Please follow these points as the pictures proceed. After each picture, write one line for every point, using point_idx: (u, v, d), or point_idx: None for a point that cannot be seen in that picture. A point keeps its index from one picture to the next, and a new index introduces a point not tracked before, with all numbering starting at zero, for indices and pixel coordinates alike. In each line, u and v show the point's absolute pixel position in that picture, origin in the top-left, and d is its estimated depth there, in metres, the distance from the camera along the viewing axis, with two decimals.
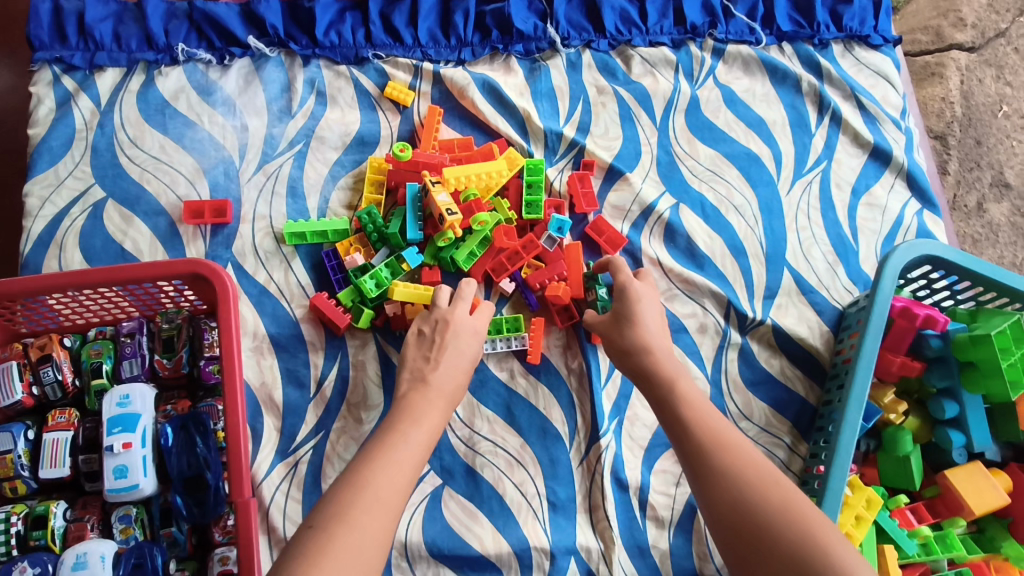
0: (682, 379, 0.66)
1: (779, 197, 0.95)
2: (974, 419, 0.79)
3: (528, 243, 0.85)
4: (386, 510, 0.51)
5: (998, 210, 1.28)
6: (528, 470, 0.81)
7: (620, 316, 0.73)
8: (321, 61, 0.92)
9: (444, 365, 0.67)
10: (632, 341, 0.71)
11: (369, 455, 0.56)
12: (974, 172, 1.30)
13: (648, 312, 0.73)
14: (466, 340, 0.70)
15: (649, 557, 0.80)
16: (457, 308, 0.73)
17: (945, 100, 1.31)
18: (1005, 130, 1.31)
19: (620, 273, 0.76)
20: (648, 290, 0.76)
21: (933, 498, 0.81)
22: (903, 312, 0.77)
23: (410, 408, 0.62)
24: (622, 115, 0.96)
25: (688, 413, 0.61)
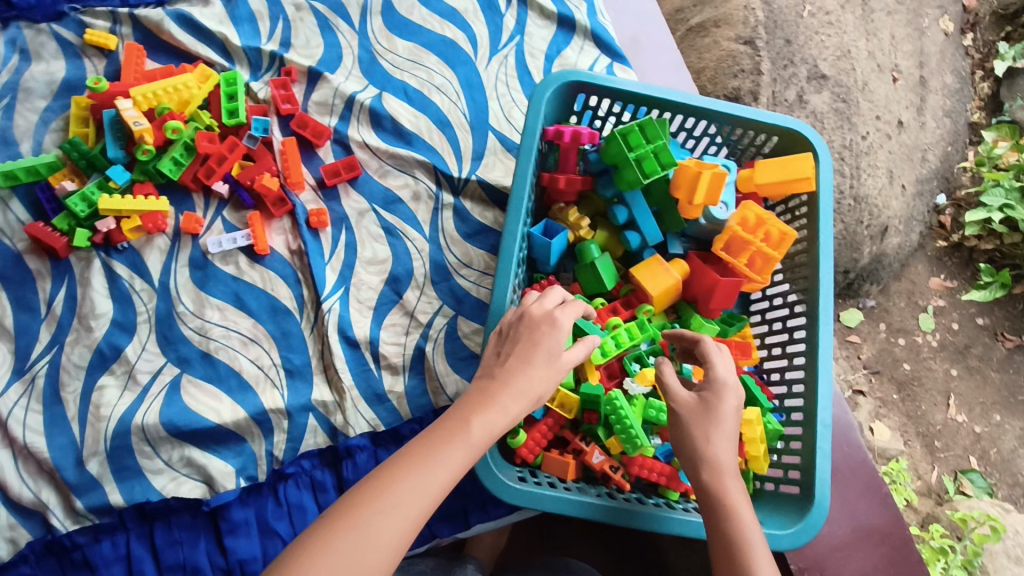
0: (736, 481, 0.60)
1: (478, 72, 1.04)
2: (641, 217, 0.89)
3: (231, 145, 0.92)
4: (407, 528, 0.49)
5: (819, 99, 1.34)
6: (262, 345, 0.88)
7: (705, 413, 0.63)
8: (21, 22, 0.97)
9: (507, 377, 0.60)
10: (710, 447, 0.61)
11: (412, 465, 0.52)
12: (790, 69, 1.34)
13: (730, 410, 0.64)
14: (519, 382, 0.60)
15: (387, 402, 0.87)
16: (565, 312, 0.66)
17: (746, 8, 1.35)
18: (812, 28, 1.38)
19: (710, 365, 0.67)
20: (734, 384, 0.66)
21: (628, 295, 0.91)
22: (555, 133, 0.86)
23: (482, 405, 0.57)
24: (321, 25, 1.04)
25: (749, 541, 0.57)
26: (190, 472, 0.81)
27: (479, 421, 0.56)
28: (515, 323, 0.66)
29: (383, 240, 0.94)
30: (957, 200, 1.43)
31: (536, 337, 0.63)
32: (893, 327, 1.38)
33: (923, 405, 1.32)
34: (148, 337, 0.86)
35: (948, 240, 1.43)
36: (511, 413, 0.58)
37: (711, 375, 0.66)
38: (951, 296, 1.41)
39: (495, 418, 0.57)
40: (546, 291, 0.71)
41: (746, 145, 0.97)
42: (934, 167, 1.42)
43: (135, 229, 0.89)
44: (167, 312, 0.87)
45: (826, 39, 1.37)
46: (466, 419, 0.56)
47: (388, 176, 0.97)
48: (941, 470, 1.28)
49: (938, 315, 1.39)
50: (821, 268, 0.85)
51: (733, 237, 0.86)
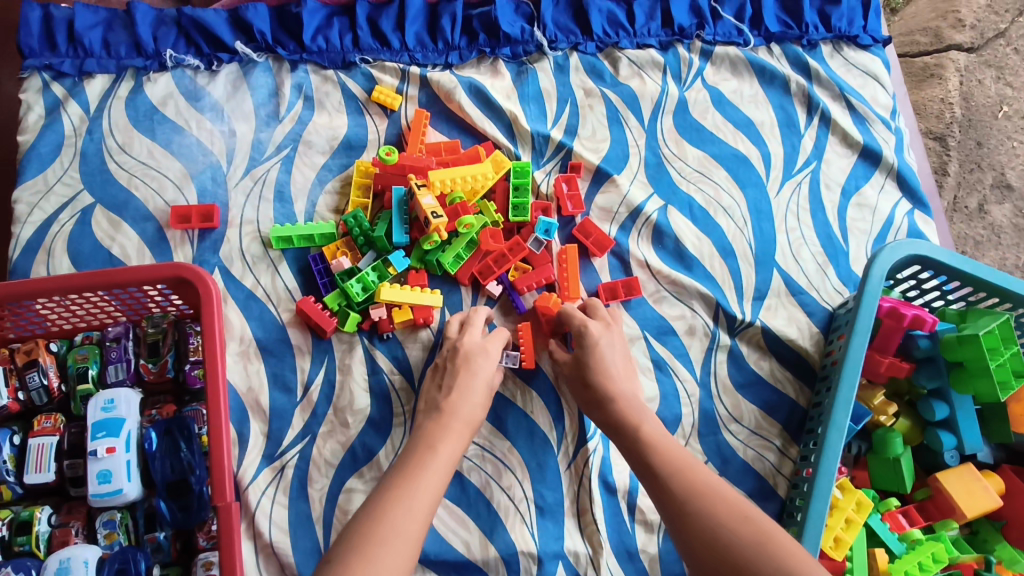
0: (631, 402, 0.72)
1: (768, 197, 0.95)
2: (964, 420, 0.78)
3: (515, 246, 0.85)
4: (414, 542, 0.54)
5: (1000, 211, 1.28)
6: (516, 473, 0.80)
7: (579, 366, 0.77)
8: (309, 65, 0.92)
9: (449, 413, 0.69)
10: (601, 387, 0.74)
11: (381, 503, 0.57)
12: (975, 173, 1.29)
13: (607, 356, 0.76)
14: (467, 404, 0.71)
15: (638, 561, 0.79)
16: (495, 341, 0.77)
17: (945, 101, 1.30)
18: (1005, 132, 1.31)
19: (571, 319, 0.79)
20: (609, 331, 0.79)
21: (924, 500, 0.80)
22: (892, 312, 0.77)
23: (428, 437, 0.66)
24: (610, 117, 0.96)
25: (665, 460, 0.64)
26: None
27: (445, 447, 0.65)
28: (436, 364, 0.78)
29: (651, 374, 0.86)
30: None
31: (459, 365, 0.74)
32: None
33: None
34: (401, 442, 0.80)
35: None
36: (456, 441, 0.67)
37: (574, 323, 0.79)
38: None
39: (453, 445, 0.66)
40: (472, 312, 0.80)
41: None
42: None
43: (402, 320, 0.82)
44: None
45: (1018, 146, 1.31)
46: (431, 447, 0.65)
47: (663, 303, 0.89)
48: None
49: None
50: None
51: None
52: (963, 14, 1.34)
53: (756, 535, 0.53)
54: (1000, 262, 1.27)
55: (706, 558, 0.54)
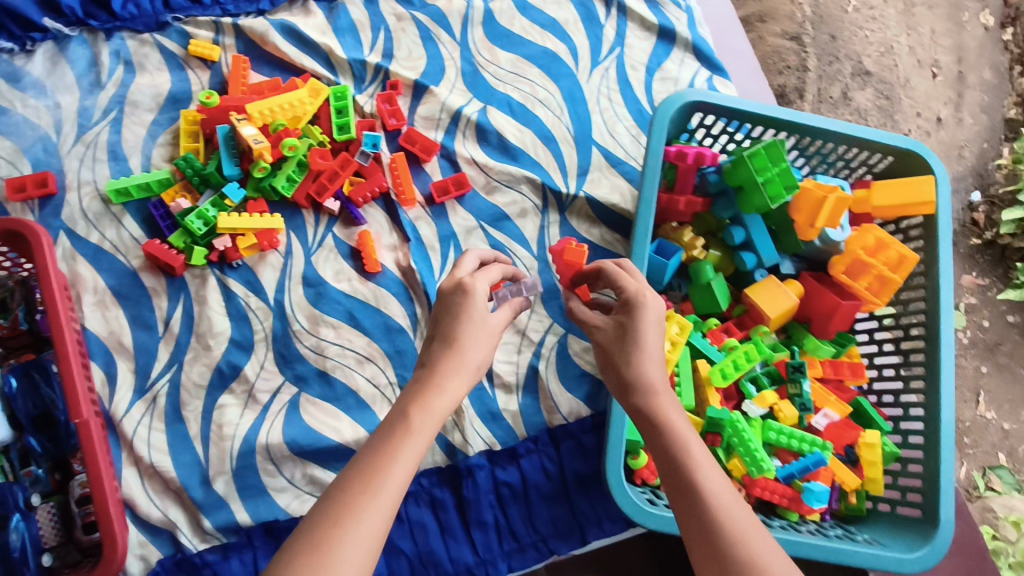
0: (668, 397, 0.60)
1: (580, 85, 1.04)
2: (759, 239, 0.89)
3: (344, 162, 0.91)
4: (378, 533, 0.48)
5: (863, 95, 1.41)
6: (378, 363, 0.88)
7: (621, 334, 0.64)
8: (124, 33, 0.97)
9: (439, 371, 0.59)
10: (633, 371, 0.61)
11: (352, 499, 0.49)
12: (835, 65, 1.42)
13: (652, 326, 0.63)
14: (470, 351, 0.60)
15: (501, 419, 0.88)
16: (478, 278, 0.65)
17: (792, 4, 1.44)
18: (856, 24, 1.45)
19: (621, 283, 0.67)
20: (661, 304, 0.65)
21: (741, 316, 0.91)
22: (677, 154, 0.86)
23: (421, 395, 0.57)
24: (422, 36, 1.03)
25: (696, 462, 0.54)
26: (314, 490, 0.82)
27: (417, 409, 0.56)
28: (433, 314, 0.65)
29: None
30: (992, 198, 1.38)
31: (458, 310, 0.62)
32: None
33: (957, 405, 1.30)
34: (265, 356, 0.86)
35: (981, 238, 1.38)
36: (452, 391, 0.58)
37: (629, 291, 0.66)
38: (982, 295, 1.36)
39: (434, 398, 0.57)
40: (460, 258, 0.72)
41: (858, 164, 0.95)
42: (971, 164, 1.41)
43: (249, 246, 0.88)
44: (284, 331, 0.87)
45: (870, 34, 1.45)
46: (404, 414, 0.55)
47: (495, 193, 0.96)
48: (970, 467, 1.27)
49: (969, 313, 1.34)
50: (941, 291, 0.85)
51: (854, 261, 0.87)
52: None
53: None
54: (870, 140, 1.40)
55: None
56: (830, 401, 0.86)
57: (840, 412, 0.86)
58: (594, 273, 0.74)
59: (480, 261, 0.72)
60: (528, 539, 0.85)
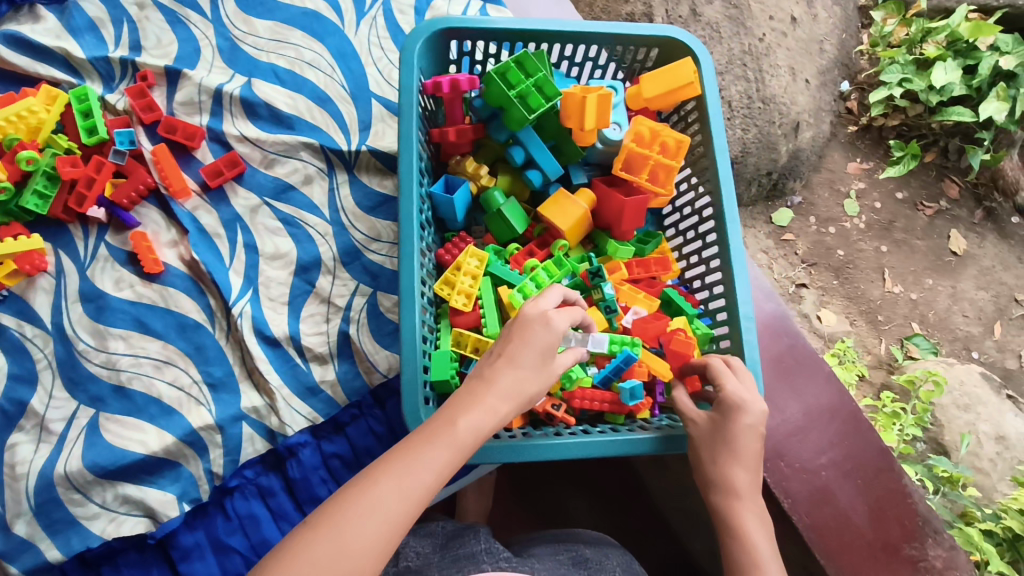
0: (747, 503, 0.66)
1: (348, 39, 1.00)
2: (539, 153, 0.87)
3: (98, 164, 0.86)
4: (392, 534, 0.48)
5: (712, 9, 1.30)
6: (178, 364, 0.84)
7: (716, 435, 0.69)
8: None
9: (492, 383, 0.57)
10: (720, 471, 0.67)
11: (390, 478, 0.49)
12: None
13: (742, 429, 0.68)
14: (527, 379, 0.58)
15: (320, 393, 0.85)
16: (560, 314, 0.62)
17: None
18: None
19: (725, 390, 0.71)
20: (755, 400, 0.71)
21: (542, 234, 0.90)
22: (433, 87, 0.84)
23: (470, 403, 0.55)
24: (170, 20, 0.98)
25: (760, 558, 0.61)
26: (130, 509, 0.78)
27: (467, 420, 0.54)
28: (507, 330, 0.62)
29: (282, 233, 0.91)
30: (860, 85, 1.45)
31: (529, 334, 0.60)
32: (821, 219, 1.38)
33: (861, 284, 1.34)
34: (53, 384, 0.82)
35: (857, 124, 1.45)
36: (497, 415, 0.56)
37: (726, 394, 0.70)
38: (870, 177, 1.42)
39: (482, 417, 0.55)
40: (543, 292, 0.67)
41: (629, 61, 0.96)
42: (834, 56, 1.40)
43: (11, 275, 0.83)
44: (68, 354, 0.82)
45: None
46: (453, 419, 0.54)
47: (274, 165, 0.93)
48: (888, 342, 1.30)
49: (861, 198, 1.40)
50: (719, 166, 0.85)
51: (631, 155, 0.86)
52: None
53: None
54: (728, 56, 1.29)
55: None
56: (639, 299, 0.86)
57: (649, 308, 0.86)
58: (700, 366, 0.77)
59: (564, 297, 0.67)
60: None
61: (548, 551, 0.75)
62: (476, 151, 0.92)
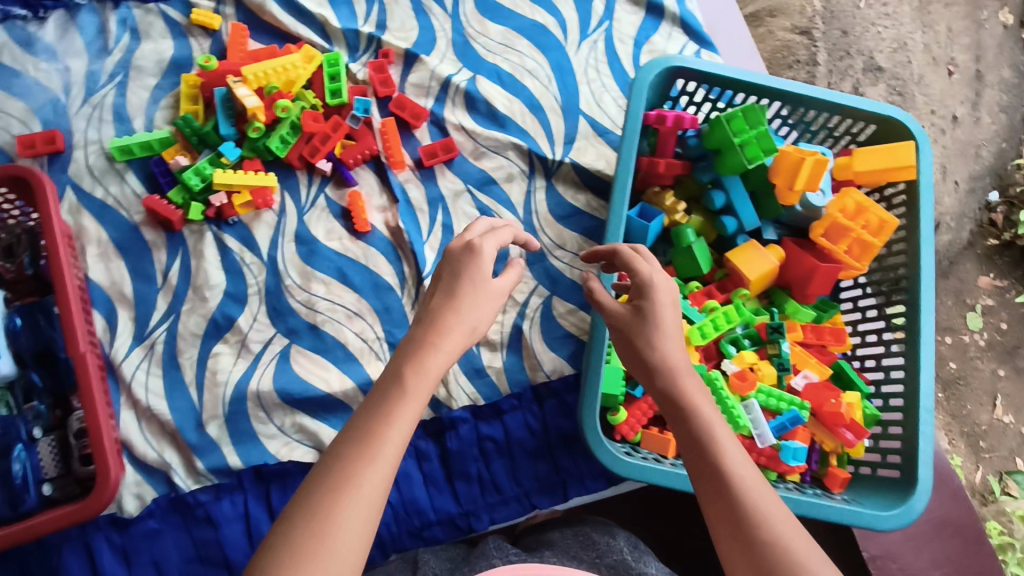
0: (689, 377, 0.61)
1: (568, 57, 1.06)
2: (739, 202, 0.90)
3: (335, 124, 0.94)
4: (378, 498, 0.50)
5: (874, 91, 1.39)
6: (367, 319, 0.91)
7: (642, 322, 0.64)
8: (131, 2, 1.00)
9: (445, 318, 0.60)
10: (655, 351, 0.63)
11: (355, 448, 0.51)
12: (845, 60, 1.40)
13: (666, 306, 0.65)
14: (468, 297, 0.62)
15: (485, 376, 0.90)
16: (484, 241, 0.66)
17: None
18: (868, 19, 1.43)
19: (637, 269, 0.68)
20: (673, 290, 0.67)
21: (723, 279, 0.92)
22: (657, 117, 0.88)
23: (414, 355, 0.57)
24: (415, 8, 1.05)
25: (727, 456, 0.55)
26: (302, 438, 0.85)
27: (411, 369, 0.56)
28: (440, 271, 0.66)
29: (478, 221, 0.97)
30: (1010, 199, 1.34)
31: (461, 270, 0.63)
32: (939, 326, 1.29)
33: (968, 404, 1.26)
34: (259, 309, 0.90)
35: (998, 238, 1.33)
36: (447, 351, 0.58)
37: (637, 275, 0.67)
38: (999, 296, 1.32)
39: (433, 364, 0.57)
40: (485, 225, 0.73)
41: (841, 133, 0.96)
42: (988, 163, 1.38)
43: (244, 205, 0.92)
44: (276, 286, 0.91)
45: (882, 31, 1.42)
46: (399, 373, 0.55)
47: (483, 158, 0.99)
48: (986, 471, 1.24)
49: (986, 314, 1.31)
50: (922, 255, 0.85)
51: (833, 225, 0.87)
52: None
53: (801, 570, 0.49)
54: None
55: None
56: (811, 363, 0.87)
57: (820, 374, 0.87)
58: (608, 253, 0.75)
59: (493, 227, 0.72)
60: (511, 492, 0.87)
61: (562, 534, 0.83)
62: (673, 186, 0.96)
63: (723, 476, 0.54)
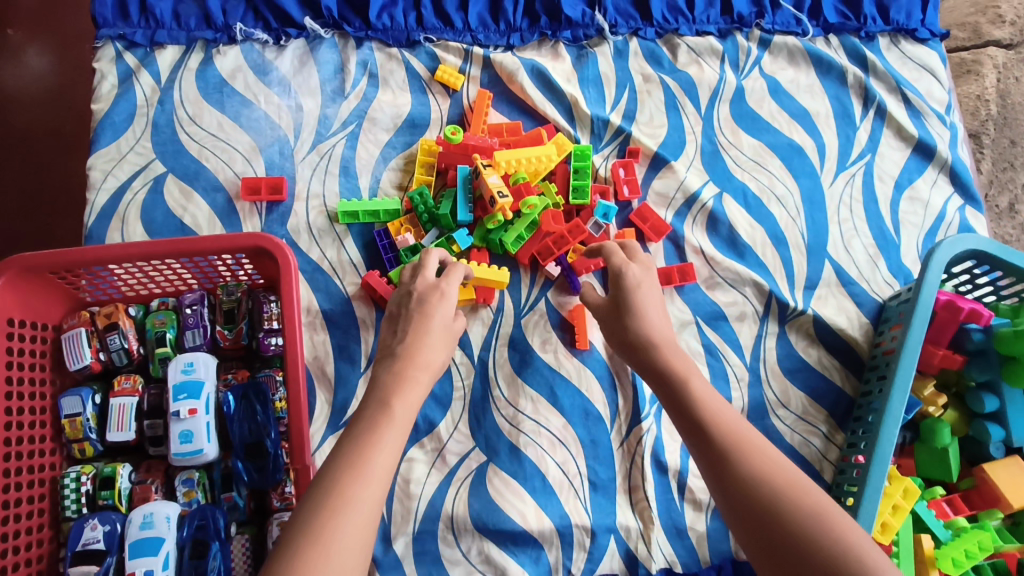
0: (670, 351, 0.69)
1: (822, 188, 0.96)
2: (1014, 413, 0.80)
3: (575, 228, 0.85)
4: (374, 511, 0.48)
5: None
6: (570, 449, 0.82)
7: (620, 309, 0.73)
8: (373, 43, 0.93)
9: (405, 360, 0.61)
10: (635, 333, 0.71)
11: (341, 469, 0.50)
12: (1008, 172, 1.22)
13: (643, 298, 0.72)
14: (434, 340, 0.65)
15: (686, 538, 0.81)
16: (450, 282, 0.70)
17: (981, 97, 1.24)
18: None
19: (612, 261, 0.76)
20: (646, 275, 0.75)
21: (968, 490, 0.82)
22: (948, 303, 0.79)
23: (394, 388, 0.58)
24: (668, 103, 0.96)
25: (729, 426, 0.59)
26: (486, 570, 0.78)
27: (401, 401, 0.57)
28: (400, 310, 0.69)
29: (702, 359, 0.88)
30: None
31: (426, 306, 0.67)
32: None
33: None
34: (460, 416, 0.83)
35: None
36: (422, 385, 0.60)
37: (611, 267, 0.75)
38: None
39: (411, 394, 0.58)
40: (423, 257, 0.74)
41: None
42: None
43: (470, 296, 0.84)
44: (482, 394, 0.83)
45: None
46: (386, 402, 0.56)
47: (717, 289, 0.90)
48: None
49: None
50: None
51: None
52: (1003, 9, 1.26)
53: (807, 504, 0.51)
54: None
55: (761, 522, 0.51)
56: None
57: None
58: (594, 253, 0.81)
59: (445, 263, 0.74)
60: None
61: None
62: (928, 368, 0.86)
63: (696, 417, 0.61)
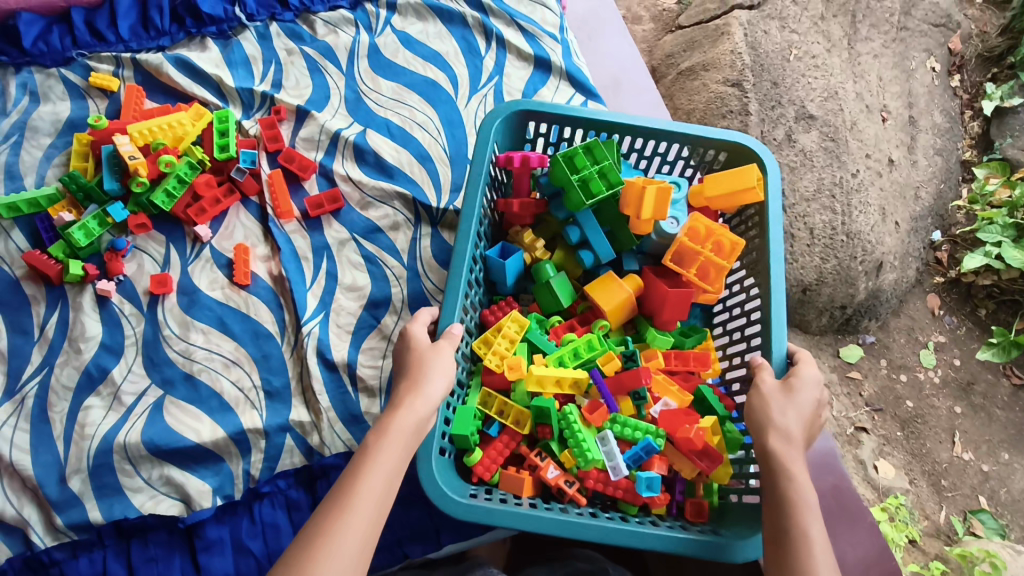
0: (797, 450, 0.69)
1: (458, 110, 1.10)
2: (594, 235, 0.92)
3: (229, 189, 0.99)
4: (356, 546, 0.54)
5: (808, 138, 1.33)
6: (244, 367, 0.91)
7: (783, 394, 0.73)
8: (33, 68, 1.05)
9: (393, 415, 0.64)
10: (773, 419, 0.71)
11: (332, 505, 0.56)
12: (778, 109, 1.33)
13: (804, 392, 0.73)
14: (429, 382, 0.68)
15: (362, 422, 0.89)
16: (419, 326, 0.75)
17: (735, 52, 1.34)
18: (798, 71, 1.36)
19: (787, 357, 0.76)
20: (813, 376, 0.76)
21: (585, 312, 0.95)
22: (506, 159, 0.91)
23: (382, 425, 0.63)
24: (310, 68, 1.10)
25: (797, 478, 0.66)
26: (169, 491, 0.84)
27: (380, 437, 0.62)
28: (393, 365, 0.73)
29: (362, 268, 0.99)
30: (954, 237, 1.45)
31: (411, 359, 0.70)
32: (894, 363, 1.37)
33: (927, 442, 1.31)
34: (134, 360, 0.90)
35: (945, 276, 1.44)
36: (410, 418, 0.64)
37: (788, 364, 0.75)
38: (951, 333, 1.41)
39: (397, 428, 0.63)
40: (415, 318, 0.78)
41: (696, 160, 1.00)
42: (928, 204, 1.43)
43: None
44: (154, 335, 0.91)
45: (812, 81, 1.36)
46: (367, 443, 0.62)
47: (369, 208, 1.02)
48: (950, 511, 1.24)
49: (939, 351, 1.39)
50: (770, 270, 0.86)
51: (681, 249, 0.90)
52: None
53: None
54: (818, 183, 1.30)
55: (783, 550, 0.61)
56: (670, 389, 0.88)
57: (679, 402, 0.87)
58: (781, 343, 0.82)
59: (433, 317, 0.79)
60: (382, 541, 0.86)
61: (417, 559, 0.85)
62: (538, 227, 1.00)
63: (785, 482, 0.66)
